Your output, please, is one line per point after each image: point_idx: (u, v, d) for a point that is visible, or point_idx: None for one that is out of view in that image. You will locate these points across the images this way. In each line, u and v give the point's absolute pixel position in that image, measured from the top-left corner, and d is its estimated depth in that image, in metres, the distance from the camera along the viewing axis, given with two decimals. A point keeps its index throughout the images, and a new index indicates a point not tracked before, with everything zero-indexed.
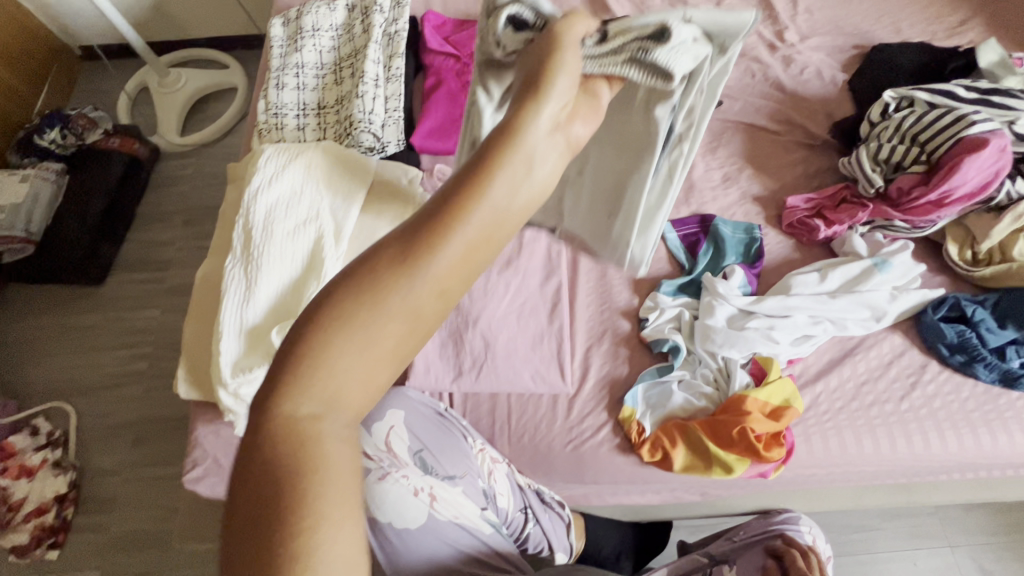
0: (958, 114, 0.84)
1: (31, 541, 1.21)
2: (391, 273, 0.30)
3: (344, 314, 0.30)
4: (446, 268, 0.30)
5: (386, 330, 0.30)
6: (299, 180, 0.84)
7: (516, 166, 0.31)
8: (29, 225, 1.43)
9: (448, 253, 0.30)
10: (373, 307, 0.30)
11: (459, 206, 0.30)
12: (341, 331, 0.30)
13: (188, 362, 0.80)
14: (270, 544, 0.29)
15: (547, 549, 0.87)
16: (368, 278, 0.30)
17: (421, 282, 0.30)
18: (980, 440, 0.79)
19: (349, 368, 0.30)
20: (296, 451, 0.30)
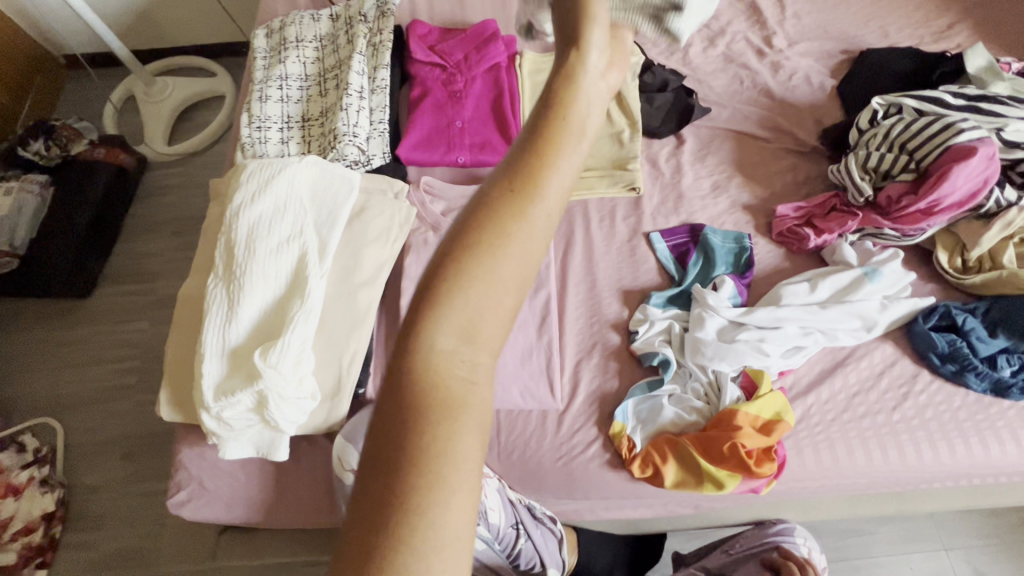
0: (945, 122, 0.84)
1: (18, 561, 1.19)
2: (506, 212, 0.32)
3: (466, 261, 0.32)
4: (549, 210, 0.33)
5: (510, 266, 0.32)
6: (282, 196, 0.83)
7: (580, 118, 0.35)
8: (12, 238, 1.40)
9: (554, 188, 0.33)
10: (495, 248, 0.32)
11: (547, 148, 0.34)
12: (467, 273, 0.32)
13: (170, 385, 0.78)
14: (417, 483, 0.30)
15: (540, 565, 0.85)
16: (481, 222, 0.32)
17: (533, 218, 0.33)
18: (972, 450, 0.79)
19: (479, 305, 0.32)
20: (436, 393, 0.31)
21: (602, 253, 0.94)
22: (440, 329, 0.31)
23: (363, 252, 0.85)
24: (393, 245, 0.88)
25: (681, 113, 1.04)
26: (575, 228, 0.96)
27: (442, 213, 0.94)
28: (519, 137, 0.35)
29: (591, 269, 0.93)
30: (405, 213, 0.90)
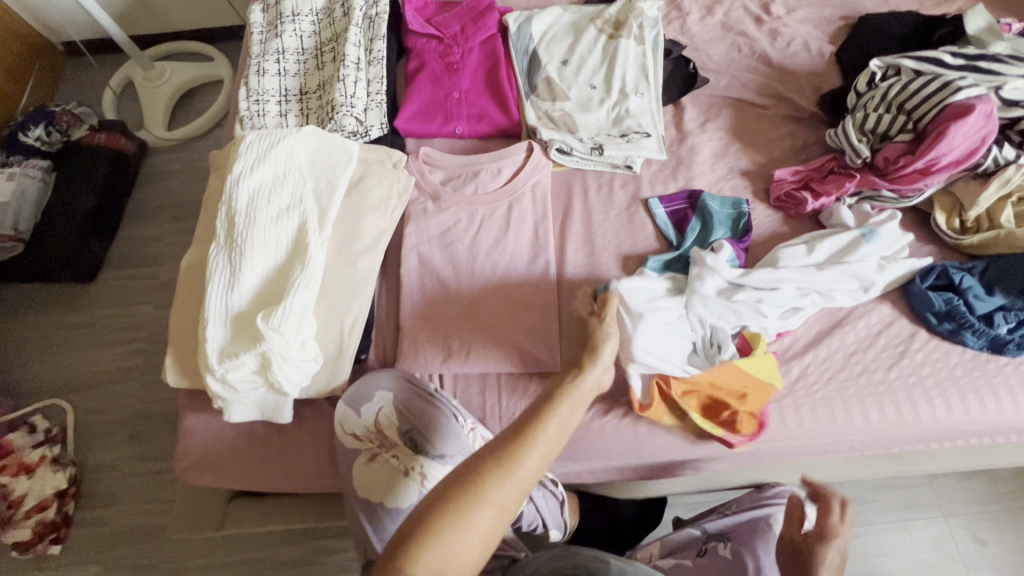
0: (943, 81, 0.83)
1: (33, 536, 1.22)
2: (488, 474, 0.53)
3: (460, 502, 0.51)
4: (519, 481, 0.53)
5: (480, 519, 0.51)
6: (281, 166, 0.83)
7: (558, 423, 0.57)
8: (17, 224, 1.40)
9: (521, 465, 0.53)
10: (473, 506, 0.51)
11: (521, 442, 0.55)
12: (454, 517, 0.50)
13: (176, 350, 0.80)
14: None
15: (542, 526, 0.86)
16: (470, 484, 0.52)
17: (497, 495, 0.52)
18: (968, 406, 0.80)
19: (454, 545, 0.49)
20: None
21: (601, 221, 0.95)
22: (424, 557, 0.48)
23: (362, 221, 0.86)
24: (392, 214, 0.89)
25: (679, 81, 1.04)
26: (574, 196, 0.96)
27: (441, 183, 0.94)
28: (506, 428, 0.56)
29: (590, 236, 0.93)
30: (405, 181, 0.91)
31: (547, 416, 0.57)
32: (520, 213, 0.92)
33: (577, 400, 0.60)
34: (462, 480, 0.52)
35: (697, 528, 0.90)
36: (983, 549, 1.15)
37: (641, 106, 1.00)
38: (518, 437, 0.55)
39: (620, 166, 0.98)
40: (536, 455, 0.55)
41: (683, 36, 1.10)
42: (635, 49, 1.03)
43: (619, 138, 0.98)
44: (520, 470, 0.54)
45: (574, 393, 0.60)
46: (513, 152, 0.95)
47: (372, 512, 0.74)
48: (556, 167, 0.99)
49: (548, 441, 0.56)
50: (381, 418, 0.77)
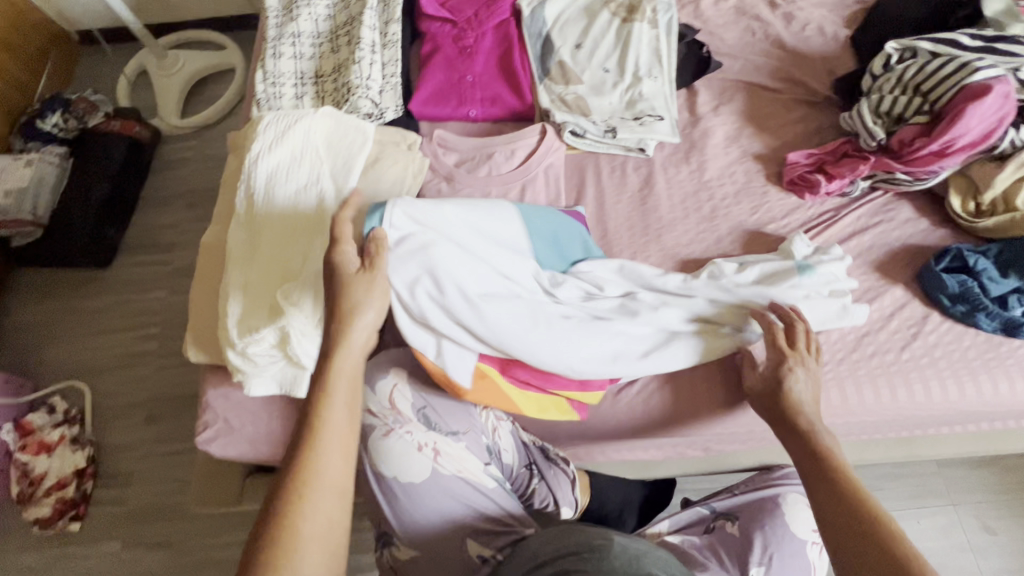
0: (961, 62, 0.83)
1: (53, 513, 1.25)
2: (303, 473, 0.57)
3: (297, 468, 0.57)
4: (339, 422, 0.60)
5: (315, 510, 0.56)
6: (298, 146, 0.84)
7: (348, 354, 0.63)
8: (36, 209, 1.43)
9: (334, 408, 0.60)
10: (299, 509, 0.55)
11: (324, 396, 0.60)
12: (288, 528, 0.54)
13: (197, 326, 0.82)
14: None
15: (553, 504, 0.86)
16: (289, 494, 0.55)
17: (324, 445, 0.58)
18: (980, 388, 0.80)
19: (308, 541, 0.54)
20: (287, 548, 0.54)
21: (613, 204, 0.95)
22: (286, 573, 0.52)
23: (378, 200, 0.87)
24: (407, 194, 0.90)
25: (693, 65, 1.04)
26: (586, 178, 0.97)
27: (454, 165, 0.95)
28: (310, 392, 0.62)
29: (603, 219, 0.94)
30: (420, 163, 0.93)
31: (328, 394, 0.61)
32: (533, 195, 0.94)
33: (354, 345, 0.64)
34: (280, 495, 0.56)
35: (705, 507, 0.90)
36: (991, 538, 1.15)
37: (655, 90, 1.00)
38: (312, 429, 0.59)
39: (633, 149, 0.98)
40: (341, 397, 0.61)
41: (696, 21, 1.10)
42: (648, 33, 1.03)
43: (632, 122, 0.98)
44: (331, 446, 0.59)
45: (348, 327, 0.64)
46: (527, 134, 0.96)
47: (384, 484, 0.73)
48: (568, 151, 1.00)
49: (346, 379, 0.62)
50: (396, 394, 0.78)
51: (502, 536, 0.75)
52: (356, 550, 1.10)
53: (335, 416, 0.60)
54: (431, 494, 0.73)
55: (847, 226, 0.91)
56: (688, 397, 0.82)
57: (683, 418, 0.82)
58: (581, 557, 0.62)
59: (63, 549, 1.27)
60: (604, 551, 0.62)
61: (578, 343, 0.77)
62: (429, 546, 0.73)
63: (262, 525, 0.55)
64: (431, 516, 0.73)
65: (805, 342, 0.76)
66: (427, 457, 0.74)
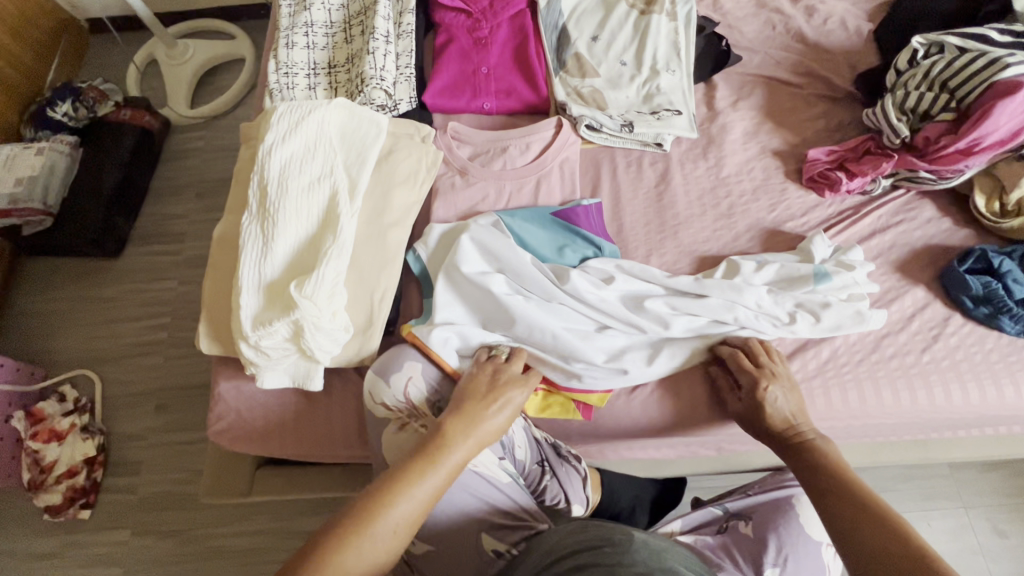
0: (991, 58, 0.81)
1: (64, 501, 1.26)
2: (400, 487, 0.57)
3: (398, 486, 0.57)
4: (446, 468, 0.61)
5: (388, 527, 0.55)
6: (312, 137, 0.83)
7: (488, 413, 0.68)
8: (46, 198, 1.43)
9: (453, 456, 0.62)
10: (380, 515, 0.55)
11: (452, 439, 0.63)
12: (362, 524, 0.54)
13: (209, 318, 0.82)
14: None
15: (564, 501, 0.84)
16: (379, 495, 0.56)
17: (431, 481, 0.59)
18: (1003, 391, 0.78)
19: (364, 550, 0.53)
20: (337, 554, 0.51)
21: (629, 199, 0.94)
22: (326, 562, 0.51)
23: (391, 193, 0.86)
24: (420, 187, 0.89)
25: (711, 58, 1.02)
26: (602, 173, 0.96)
27: (468, 158, 0.94)
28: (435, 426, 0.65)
29: (618, 215, 0.93)
30: (435, 153, 0.91)
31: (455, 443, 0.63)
32: (548, 190, 0.92)
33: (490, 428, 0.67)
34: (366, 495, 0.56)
35: (718, 507, 0.90)
36: (1003, 542, 1.14)
37: (673, 84, 0.98)
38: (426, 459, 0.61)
39: (650, 144, 0.97)
40: (463, 450, 0.63)
41: (715, 13, 1.07)
42: (667, 25, 1.01)
43: (650, 116, 0.96)
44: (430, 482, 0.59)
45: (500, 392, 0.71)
46: (542, 128, 0.94)
47: None
48: (584, 145, 0.98)
49: (473, 442, 0.65)
50: (411, 387, 0.76)
51: (517, 530, 0.74)
52: None
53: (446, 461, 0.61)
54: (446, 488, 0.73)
55: (867, 225, 0.89)
56: (689, 409, 0.81)
57: (686, 425, 0.81)
58: (602, 552, 0.61)
59: (73, 537, 1.27)
60: (626, 546, 0.63)
61: (577, 354, 0.79)
62: (442, 541, 0.72)
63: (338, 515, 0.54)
64: (446, 510, 0.72)
65: (769, 358, 0.77)
66: None
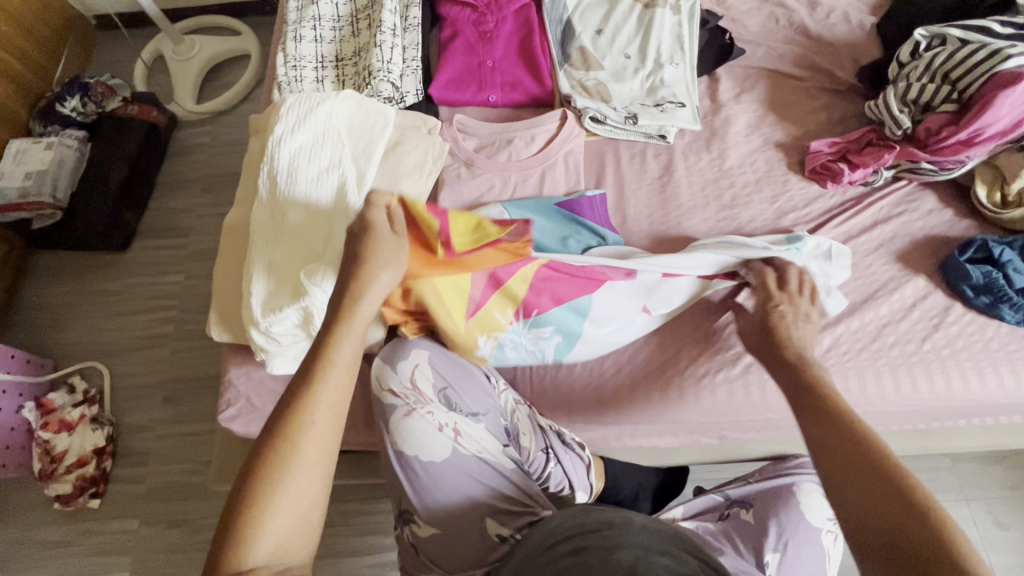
0: (992, 49, 0.81)
1: (74, 490, 1.28)
2: (282, 458, 0.51)
3: (310, 383, 0.54)
4: (352, 341, 0.57)
5: (290, 497, 0.51)
6: (321, 128, 0.85)
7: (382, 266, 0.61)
8: (55, 190, 1.44)
9: (354, 327, 0.58)
10: (303, 408, 0.53)
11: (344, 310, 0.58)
12: (256, 514, 0.49)
13: (220, 306, 0.84)
14: (265, 512, 0.50)
15: (568, 488, 0.86)
16: (295, 396, 0.53)
17: (337, 360, 0.56)
18: (1002, 380, 0.79)
19: (276, 528, 0.50)
20: (273, 465, 0.51)
21: (633, 190, 0.95)
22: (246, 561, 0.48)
23: (398, 185, 0.87)
24: (427, 178, 0.90)
25: (714, 52, 1.03)
26: (606, 165, 0.97)
27: (474, 150, 0.96)
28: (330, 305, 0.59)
29: (622, 205, 0.94)
30: (442, 144, 0.93)
31: (320, 376, 0.54)
32: (553, 181, 0.94)
33: (355, 330, 0.58)
34: (245, 482, 0.50)
35: (719, 494, 0.91)
36: (1003, 534, 1.14)
37: (676, 77, 0.99)
38: (295, 412, 0.52)
39: (654, 136, 0.98)
40: (362, 315, 0.58)
41: (719, 7, 1.08)
42: (671, 19, 1.01)
43: (654, 108, 0.97)
44: (314, 432, 0.53)
45: (378, 245, 0.61)
46: (547, 120, 0.95)
47: (405, 462, 0.74)
48: (588, 137, 0.99)
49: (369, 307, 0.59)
50: (417, 374, 0.78)
51: (520, 516, 0.75)
52: (371, 530, 1.12)
53: (320, 407, 0.53)
54: (450, 474, 0.74)
55: (870, 216, 0.90)
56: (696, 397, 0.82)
57: (690, 411, 0.82)
58: (600, 535, 0.63)
59: (84, 525, 1.29)
60: (625, 527, 0.64)
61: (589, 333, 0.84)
62: (447, 525, 0.74)
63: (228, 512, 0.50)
64: (451, 495, 0.74)
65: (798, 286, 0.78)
66: (447, 437, 0.75)
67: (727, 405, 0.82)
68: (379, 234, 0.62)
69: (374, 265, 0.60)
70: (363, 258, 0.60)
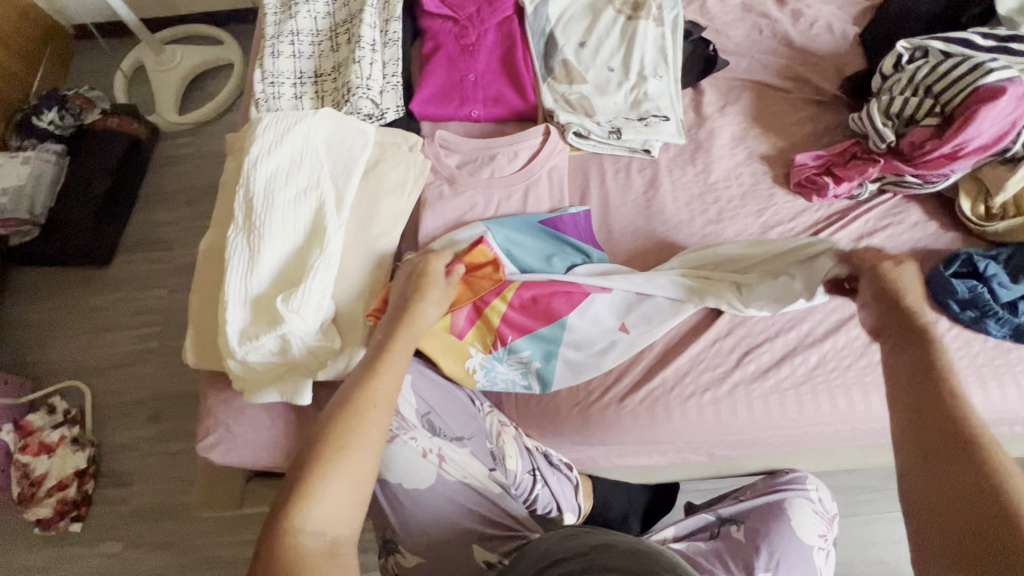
0: (973, 62, 0.81)
1: (54, 514, 1.24)
2: (350, 420, 0.50)
3: (382, 361, 0.56)
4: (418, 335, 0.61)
5: (352, 465, 0.49)
6: (299, 147, 0.83)
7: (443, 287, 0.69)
8: (32, 207, 1.41)
9: (419, 328, 0.62)
10: (379, 380, 0.54)
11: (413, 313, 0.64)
12: (319, 475, 0.48)
13: (195, 332, 0.82)
14: (332, 472, 0.48)
15: (556, 510, 0.84)
16: (371, 370, 0.55)
17: (407, 348, 0.59)
18: (989, 395, 0.79)
19: (334, 496, 0.47)
20: (346, 426, 0.50)
21: (617, 205, 0.94)
22: (305, 523, 0.45)
23: (379, 205, 0.86)
24: (408, 196, 0.89)
25: (699, 64, 1.02)
26: (590, 180, 0.96)
27: (457, 166, 0.94)
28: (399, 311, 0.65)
29: (608, 221, 0.94)
30: (422, 160, 0.91)
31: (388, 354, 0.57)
32: (537, 198, 0.93)
33: (416, 326, 0.62)
34: (311, 444, 0.49)
35: (711, 512, 0.90)
36: None
37: (660, 89, 0.98)
38: (364, 382, 0.54)
39: (638, 150, 0.97)
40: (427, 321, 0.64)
41: (702, 18, 1.07)
42: (654, 31, 1.00)
43: (638, 122, 0.96)
44: (380, 397, 0.52)
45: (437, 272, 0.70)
46: (529, 136, 0.94)
47: (388, 490, 0.72)
48: (572, 151, 0.98)
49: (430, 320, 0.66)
50: (400, 400, 0.76)
51: (508, 541, 0.73)
52: (359, 551, 1.10)
53: (386, 378, 0.54)
54: (435, 501, 0.73)
55: (856, 230, 0.90)
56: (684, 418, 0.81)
57: (679, 430, 0.81)
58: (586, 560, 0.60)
59: (66, 549, 1.26)
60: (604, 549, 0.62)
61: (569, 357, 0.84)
62: (433, 551, 0.72)
63: (292, 474, 0.48)
64: (436, 523, 0.73)
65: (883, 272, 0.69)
66: (432, 463, 0.73)
67: (716, 425, 0.81)
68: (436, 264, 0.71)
69: (431, 280, 0.68)
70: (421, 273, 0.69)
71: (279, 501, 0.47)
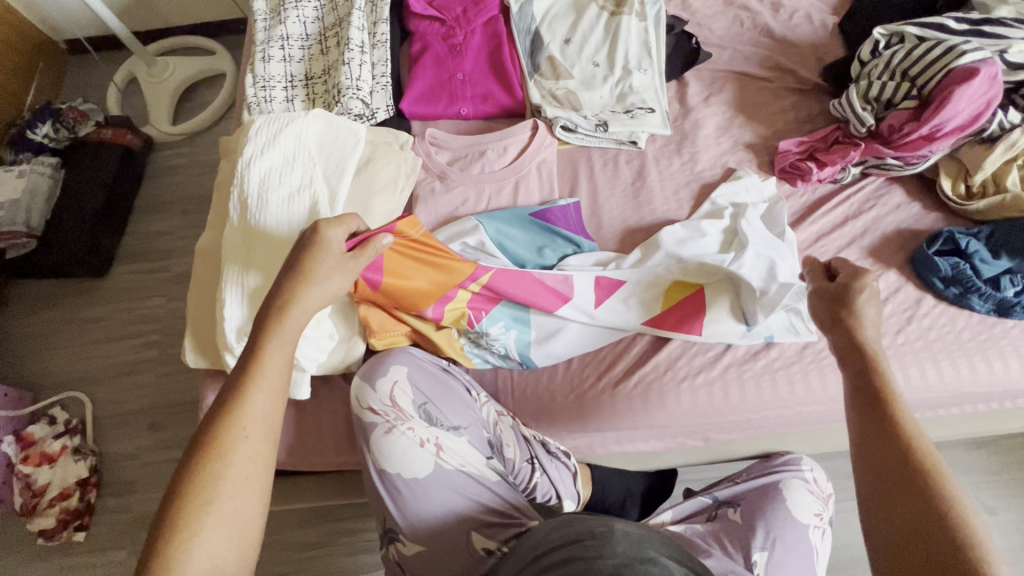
0: (947, 45, 0.84)
1: (57, 524, 1.24)
2: (214, 462, 0.51)
3: (243, 385, 0.54)
4: (290, 339, 0.59)
5: (221, 516, 0.50)
6: (290, 147, 0.85)
7: (324, 265, 0.65)
8: (29, 221, 1.40)
9: (288, 330, 0.59)
10: (241, 409, 0.53)
11: (284, 313, 0.60)
12: (180, 535, 0.48)
13: (195, 331, 0.84)
14: (201, 518, 0.49)
15: (555, 497, 0.85)
16: (232, 399, 0.53)
17: (273, 360, 0.57)
18: (976, 368, 0.80)
19: (203, 549, 0.49)
20: (209, 469, 0.50)
21: (607, 196, 0.96)
22: None
23: (372, 201, 0.88)
24: (401, 194, 0.91)
25: (682, 57, 1.04)
26: (579, 173, 0.98)
27: (447, 163, 0.97)
28: (269, 310, 0.60)
29: (597, 213, 0.95)
30: (413, 158, 0.94)
31: (251, 385, 0.54)
32: (527, 191, 0.95)
33: (287, 336, 0.59)
34: (170, 507, 0.49)
35: (708, 496, 0.90)
36: (992, 519, 1.06)
37: (645, 82, 1.00)
38: (223, 420, 0.52)
39: (625, 142, 0.99)
40: (303, 311, 0.61)
41: (685, 12, 1.10)
42: (637, 26, 1.02)
43: (623, 115, 0.98)
44: (249, 430, 0.53)
45: (318, 250, 0.66)
46: (518, 131, 0.97)
47: (387, 479, 0.73)
48: (561, 146, 1.00)
49: (306, 310, 0.62)
50: (397, 391, 0.77)
51: (507, 528, 0.74)
52: (361, 551, 1.11)
53: (253, 408, 0.53)
54: (433, 490, 0.73)
55: (840, 213, 0.92)
56: (681, 401, 0.82)
57: (675, 413, 0.82)
58: (584, 545, 0.59)
59: (70, 559, 1.26)
60: (606, 538, 0.60)
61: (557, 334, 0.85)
62: (431, 542, 0.72)
63: (153, 539, 0.49)
64: (435, 511, 0.72)
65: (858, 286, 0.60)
66: (429, 453, 0.73)
67: (710, 408, 0.82)
68: (320, 241, 0.66)
69: (314, 277, 0.63)
70: (302, 267, 0.64)
71: (145, 567, 0.48)
